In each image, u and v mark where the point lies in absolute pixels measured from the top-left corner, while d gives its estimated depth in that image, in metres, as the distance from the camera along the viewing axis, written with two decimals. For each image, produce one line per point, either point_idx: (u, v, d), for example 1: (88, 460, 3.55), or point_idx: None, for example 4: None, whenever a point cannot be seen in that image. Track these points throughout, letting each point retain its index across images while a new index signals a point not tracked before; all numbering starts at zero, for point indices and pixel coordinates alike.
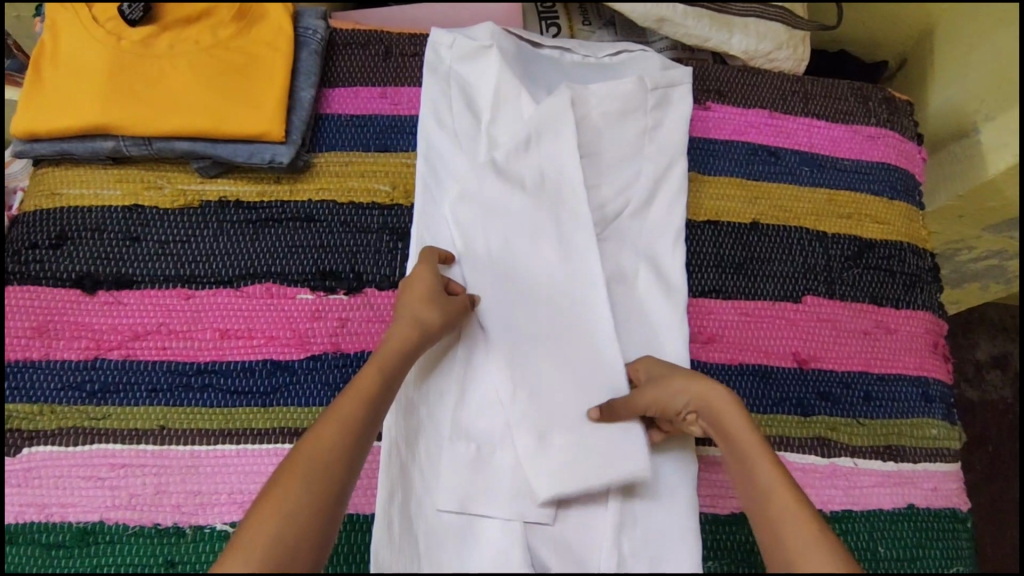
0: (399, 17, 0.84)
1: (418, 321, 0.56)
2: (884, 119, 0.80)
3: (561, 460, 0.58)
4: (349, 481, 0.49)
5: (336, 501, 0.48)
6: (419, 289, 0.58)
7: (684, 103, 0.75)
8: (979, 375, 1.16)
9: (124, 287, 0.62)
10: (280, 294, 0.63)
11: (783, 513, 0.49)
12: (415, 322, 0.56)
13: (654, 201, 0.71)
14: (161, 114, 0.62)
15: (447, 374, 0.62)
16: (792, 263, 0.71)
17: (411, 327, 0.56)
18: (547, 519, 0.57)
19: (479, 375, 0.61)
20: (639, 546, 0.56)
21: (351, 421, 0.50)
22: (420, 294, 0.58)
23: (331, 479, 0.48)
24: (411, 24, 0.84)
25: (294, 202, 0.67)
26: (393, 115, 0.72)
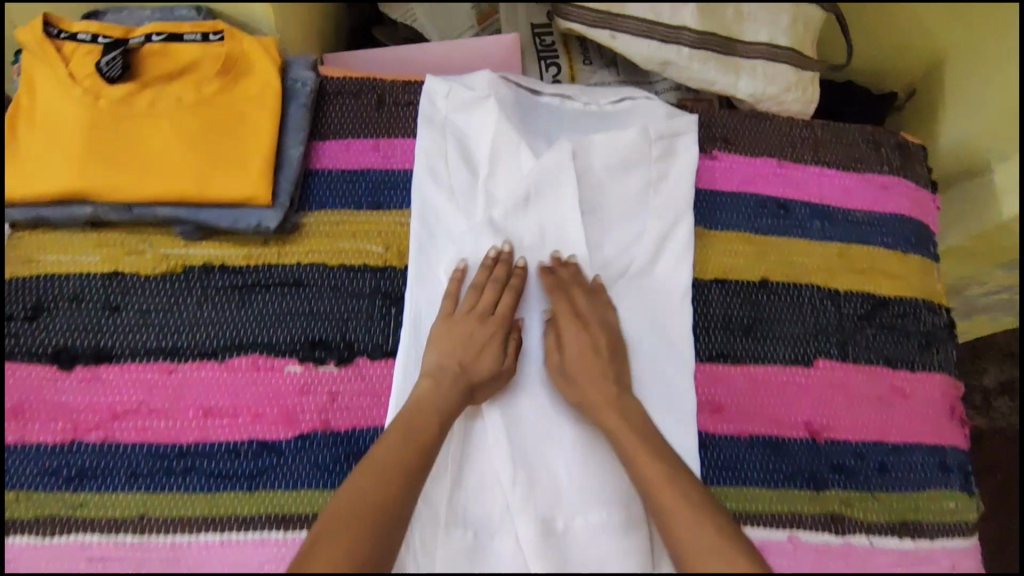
0: (391, 57, 0.79)
1: (468, 379, 0.58)
2: (896, 166, 0.76)
3: (562, 549, 0.54)
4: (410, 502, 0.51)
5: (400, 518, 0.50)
6: (476, 347, 0.60)
7: (690, 153, 0.72)
8: (987, 404, 1.13)
9: (102, 362, 0.59)
10: (268, 367, 0.60)
11: (696, 522, 0.51)
12: (462, 383, 0.58)
13: (659, 258, 0.68)
14: (142, 179, 0.58)
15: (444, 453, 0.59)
16: (803, 324, 0.69)
17: (457, 388, 0.57)
18: None
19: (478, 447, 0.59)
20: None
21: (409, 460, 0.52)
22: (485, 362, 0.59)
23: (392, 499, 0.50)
24: (405, 64, 0.80)
25: (282, 266, 0.63)
26: (385, 169, 0.68)
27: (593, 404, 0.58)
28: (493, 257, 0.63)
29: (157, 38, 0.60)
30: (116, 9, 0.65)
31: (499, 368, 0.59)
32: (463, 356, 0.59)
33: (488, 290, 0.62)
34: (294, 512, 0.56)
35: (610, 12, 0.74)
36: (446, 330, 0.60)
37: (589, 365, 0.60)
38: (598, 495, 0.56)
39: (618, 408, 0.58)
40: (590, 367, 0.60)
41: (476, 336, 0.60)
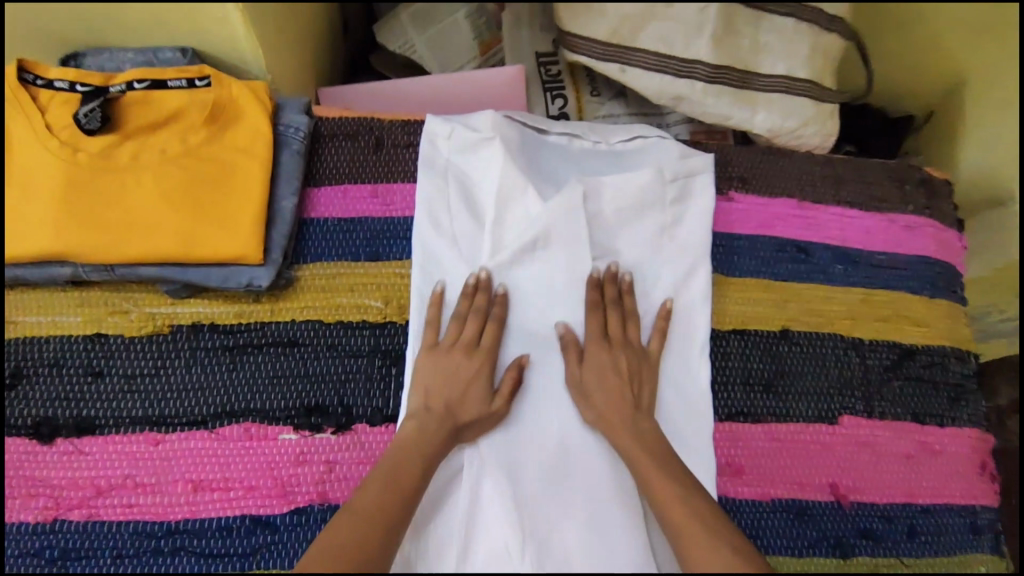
0: (379, 96, 0.75)
1: (455, 421, 0.56)
2: (922, 205, 0.73)
3: None
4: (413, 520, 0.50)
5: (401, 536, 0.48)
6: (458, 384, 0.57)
7: (706, 195, 0.68)
8: None
9: (85, 434, 0.55)
10: (260, 435, 0.57)
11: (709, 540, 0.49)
12: (448, 424, 0.56)
13: (675, 308, 0.64)
14: (124, 239, 0.54)
15: (448, 527, 0.56)
16: (826, 378, 0.65)
17: (443, 429, 0.55)
18: None
19: (482, 512, 0.55)
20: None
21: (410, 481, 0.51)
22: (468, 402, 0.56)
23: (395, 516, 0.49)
24: (395, 104, 0.76)
25: (275, 324, 0.60)
26: (385, 218, 0.65)
27: (614, 425, 0.57)
28: (471, 286, 0.61)
29: (140, 86, 0.57)
30: (97, 49, 0.60)
31: (486, 410, 0.57)
32: (445, 395, 0.57)
33: (471, 321, 0.60)
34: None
35: (620, 44, 0.70)
36: (429, 364, 0.58)
37: (608, 387, 0.58)
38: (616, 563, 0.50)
39: (635, 430, 0.56)
40: (610, 390, 0.58)
41: (458, 376, 0.58)
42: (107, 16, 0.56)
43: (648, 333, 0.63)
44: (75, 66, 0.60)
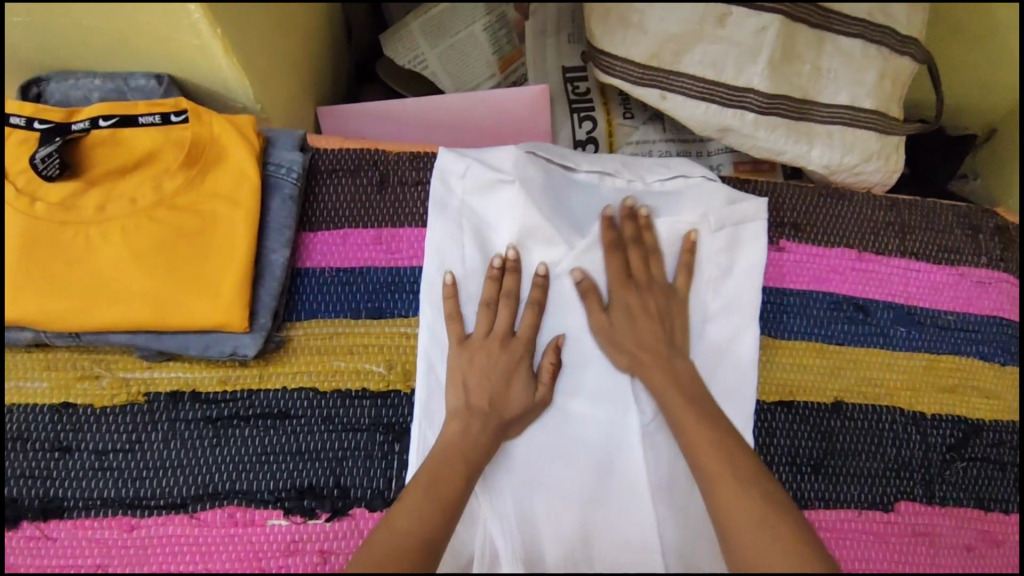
0: (377, 117, 0.67)
1: (499, 418, 0.52)
2: (996, 257, 0.64)
3: None
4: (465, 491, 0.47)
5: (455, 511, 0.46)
6: (493, 375, 0.53)
7: (759, 245, 0.59)
8: None
9: (52, 518, 0.50)
10: (247, 521, 0.50)
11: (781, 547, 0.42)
12: (494, 422, 0.51)
13: (716, 375, 0.57)
14: (92, 304, 0.48)
15: None
16: (882, 459, 0.58)
17: (489, 428, 0.51)
18: None
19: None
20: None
21: (453, 467, 0.48)
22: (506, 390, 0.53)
23: (450, 487, 0.47)
24: (394, 123, 0.67)
25: (264, 392, 0.53)
26: (389, 268, 0.57)
27: (645, 363, 0.53)
28: (497, 267, 0.55)
29: (107, 122, 0.50)
30: (62, 73, 0.52)
31: (531, 401, 0.53)
32: (476, 437, 0.50)
33: (504, 308, 0.55)
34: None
35: (661, 67, 0.61)
36: (463, 362, 0.53)
37: (637, 328, 0.54)
38: None
39: (667, 368, 0.53)
40: (640, 329, 0.54)
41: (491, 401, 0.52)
42: (70, 40, 0.48)
43: (674, 269, 0.59)
44: (36, 93, 0.53)
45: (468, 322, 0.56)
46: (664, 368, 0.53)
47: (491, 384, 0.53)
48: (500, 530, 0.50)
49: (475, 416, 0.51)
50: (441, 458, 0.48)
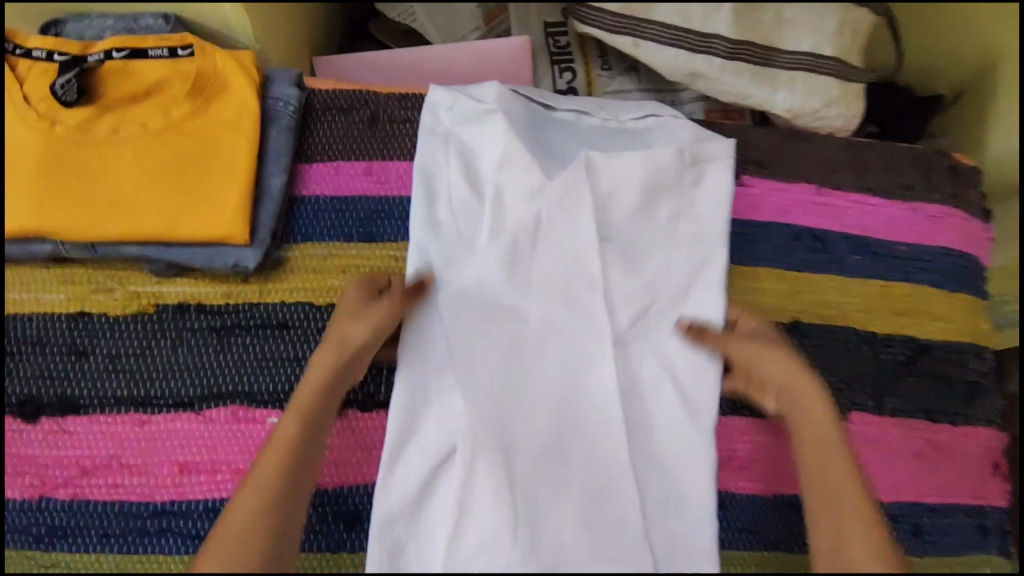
0: (374, 69, 0.72)
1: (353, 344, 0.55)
2: (947, 194, 0.69)
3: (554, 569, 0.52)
4: (320, 431, 0.52)
5: (308, 452, 0.50)
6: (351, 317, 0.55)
7: (723, 182, 0.64)
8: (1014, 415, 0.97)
9: (68, 414, 0.54)
10: (249, 418, 0.55)
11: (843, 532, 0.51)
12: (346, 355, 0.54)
13: (684, 300, 0.62)
14: (108, 217, 0.52)
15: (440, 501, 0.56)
16: (835, 373, 0.63)
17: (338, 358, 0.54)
18: None
19: (462, 487, 0.55)
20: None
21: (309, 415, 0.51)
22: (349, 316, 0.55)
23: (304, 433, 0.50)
24: (390, 76, 0.73)
25: (264, 305, 0.58)
26: (380, 197, 0.62)
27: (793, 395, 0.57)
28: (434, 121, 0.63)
29: (119, 54, 0.55)
30: (78, 16, 0.58)
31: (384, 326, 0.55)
32: (296, 500, 0.48)
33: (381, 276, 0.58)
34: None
35: (634, 16, 0.67)
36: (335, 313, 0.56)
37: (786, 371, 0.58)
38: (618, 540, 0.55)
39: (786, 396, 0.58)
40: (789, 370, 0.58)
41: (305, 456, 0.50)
42: None
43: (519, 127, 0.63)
44: (55, 32, 0.57)
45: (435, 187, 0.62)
46: (793, 387, 0.57)
47: (324, 409, 0.52)
48: (477, 424, 0.55)
49: (288, 471, 0.49)
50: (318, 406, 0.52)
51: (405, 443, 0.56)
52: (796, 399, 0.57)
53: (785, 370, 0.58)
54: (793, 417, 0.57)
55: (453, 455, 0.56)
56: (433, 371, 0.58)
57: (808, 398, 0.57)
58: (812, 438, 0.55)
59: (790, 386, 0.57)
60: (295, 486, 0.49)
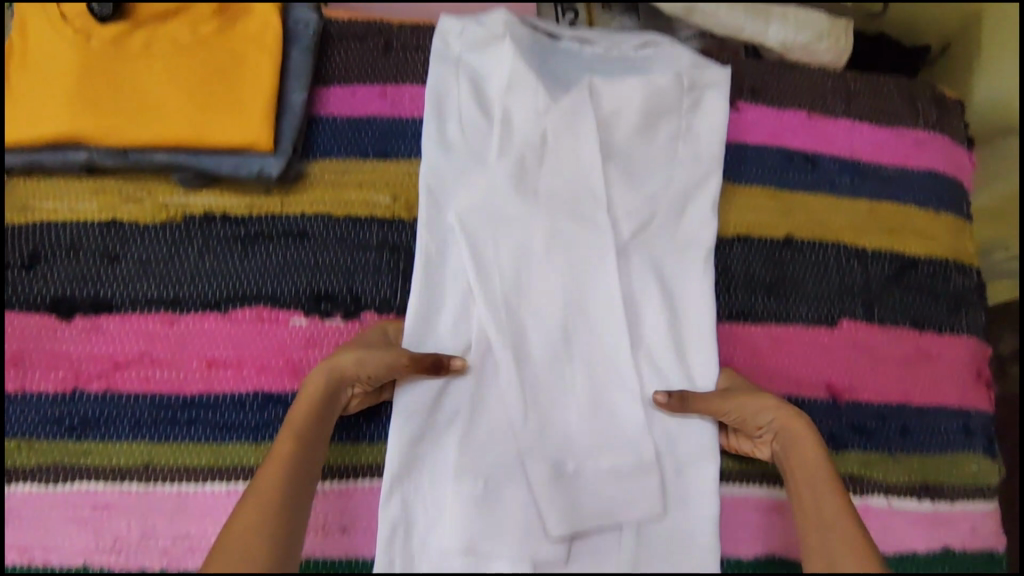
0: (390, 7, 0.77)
1: (341, 373, 0.53)
2: (933, 122, 0.72)
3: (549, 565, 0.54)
4: (320, 440, 0.51)
5: (309, 462, 0.50)
6: (349, 351, 0.54)
7: (717, 107, 0.67)
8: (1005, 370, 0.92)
9: (101, 313, 0.57)
10: (272, 318, 0.59)
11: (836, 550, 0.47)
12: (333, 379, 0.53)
13: (683, 215, 0.65)
14: (141, 123, 0.56)
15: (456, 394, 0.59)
16: (827, 283, 0.66)
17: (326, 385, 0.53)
18: (659, 512, 0.57)
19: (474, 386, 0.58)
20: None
21: (303, 429, 0.51)
22: (350, 349, 0.54)
23: (303, 442, 0.50)
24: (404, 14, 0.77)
25: (286, 216, 0.61)
26: (394, 117, 0.65)
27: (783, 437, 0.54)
28: (445, 54, 0.66)
29: None
30: None
31: (384, 365, 0.54)
32: (287, 549, 0.45)
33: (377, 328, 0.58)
34: (336, 464, 0.58)
35: None
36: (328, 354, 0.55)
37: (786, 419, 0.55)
38: (618, 431, 0.58)
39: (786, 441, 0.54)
40: (780, 411, 0.55)
41: (293, 504, 0.47)
42: None
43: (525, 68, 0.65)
44: None
45: (445, 114, 0.64)
46: (789, 430, 0.54)
47: (321, 418, 0.52)
48: (491, 325, 0.59)
49: (292, 481, 0.48)
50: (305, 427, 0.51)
51: (422, 348, 0.59)
52: (790, 446, 0.53)
53: (785, 417, 0.55)
54: (786, 460, 0.53)
55: (467, 355, 0.59)
56: (446, 277, 0.61)
57: (801, 438, 0.53)
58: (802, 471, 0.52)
59: (785, 429, 0.54)
60: (286, 531, 0.46)
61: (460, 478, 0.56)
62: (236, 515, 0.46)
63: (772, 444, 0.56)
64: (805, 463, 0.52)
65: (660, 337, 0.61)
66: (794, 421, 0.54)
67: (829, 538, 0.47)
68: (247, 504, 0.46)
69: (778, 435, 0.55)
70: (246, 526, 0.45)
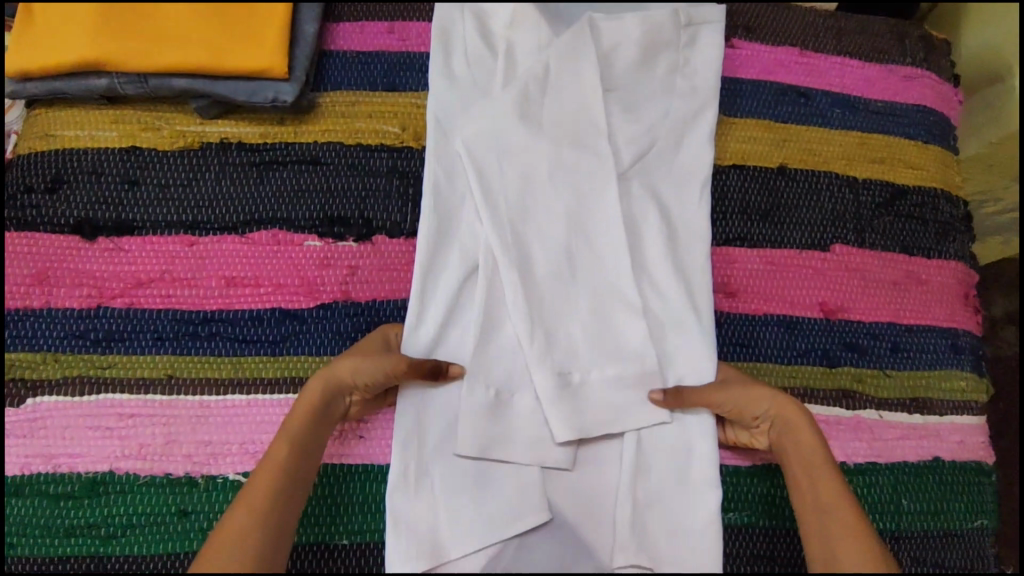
0: None
1: (336, 379, 0.55)
2: (920, 58, 0.75)
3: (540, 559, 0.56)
4: (315, 447, 0.53)
5: (303, 468, 0.52)
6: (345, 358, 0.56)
7: (714, 42, 0.69)
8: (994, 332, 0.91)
9: (124, 234, 0.60)
10: (288, 241, 0.61)
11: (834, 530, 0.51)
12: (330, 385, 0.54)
13: (682, 145, 0.67)
14: (158, 49, 0.58)
15: (467, 311, 0.61)
16: (819, 211, 0.69)
17: (322, 390, 0.54)
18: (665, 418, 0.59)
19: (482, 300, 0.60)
20: (643, 504, 0.58)
21: (300, 438, 0.52)
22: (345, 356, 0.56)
23: (299, 448, 0.52)
24: None
25: (299, 144, 0.63)
26: (401, 51, 0.67)
27: (780, 426, 0.57)
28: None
29: None
30: None
31: (378, 371, 0.55)
32: (278, 542, 0.49)
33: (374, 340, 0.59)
34: None
35: None
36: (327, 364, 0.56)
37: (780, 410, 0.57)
38: (620, 347, 0.60)
39: (784, 434, 0.57)
40: (774, 398, 0.57)
41: (286, 500, 0.50)
42: None
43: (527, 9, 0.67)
44: None
45: (451, 49, 0.66)
46: (784, 420, 0.57)
47: (318, 426, 0.53)
48: (497, 242, 0.61)
49: (285, 488, 0.50)
50: (305, 426, 0.53)
51: (431, 268, 0.61)
52: (788, 439, 0.56)
53: (779, 408, 0.57)
54: (782, 448, 0.57)
55: (476, 270, 0.61)
56: (454, 197, 0.63)
57: (792, 424, 0.56)
58: (799, 458, 0.55)
59: (777, 415, 0.57)
60: (273, 536, 0.48)
61: (472, 383, 0.58)
62: (233, 510, 0.49)
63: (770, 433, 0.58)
64: (801, 451, 0.55)
65: (660, 260, 0.63)
66: (790, 413, 0.57)
67: (827, 524, 0.52)
68: (239, 507, 0.49)
69: (776, 422, 0.57)
70: (242, 520, 0.48)
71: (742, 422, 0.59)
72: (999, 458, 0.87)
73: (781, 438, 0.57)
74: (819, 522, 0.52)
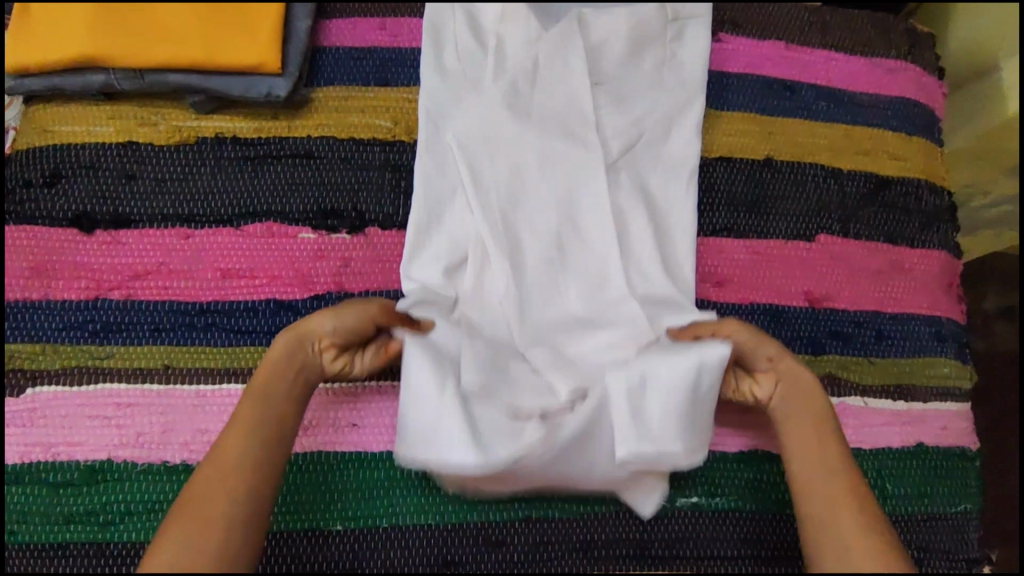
0: None
1: (305, 328, 0.56)
2: (905, 52, 0.76)
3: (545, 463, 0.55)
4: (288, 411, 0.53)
5: (278, 430, 0.52)
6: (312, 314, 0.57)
7: (702, 36, 0.71)
8: (985, 324, 0.93)
9: (122, 227, 0.61)
10: (282, 234, 0.62)
11: (822, 500, 0.51)
12: (299, 333, 0.55)
13: (669, 136, 0.68)
14: (153, 46, 0.59)
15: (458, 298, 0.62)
16: (805, 202, 0.70)
17: (296, 336, 0.55)
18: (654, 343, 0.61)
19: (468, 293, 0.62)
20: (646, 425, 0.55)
21: (272, 400, 0.52)
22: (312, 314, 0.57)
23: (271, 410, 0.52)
24: None
25: (293, 138, 0.64)
26: (393, 47, 0.68)
27: (784, 375, 0.58)
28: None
29: None
30: None
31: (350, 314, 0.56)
32: (249, 502, 0.48)
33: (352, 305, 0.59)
34: None
35: None
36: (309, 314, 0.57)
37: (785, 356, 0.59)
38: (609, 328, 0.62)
39: (788, 383, 0.58)
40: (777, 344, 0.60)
41: (262, 465, 0.49)
42: None
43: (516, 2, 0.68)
44: None
45: (441, 46, 0.67)
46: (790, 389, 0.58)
47: (289, 391, 0.54)
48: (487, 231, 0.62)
49: (256, 446, 0.50)
50: (285, 357, 0.54)
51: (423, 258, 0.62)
52: (787, 401, 0.57)
53: (790, 363, 0.59)
54: (786, 400, 0.57)
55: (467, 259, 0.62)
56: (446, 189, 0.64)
57: (798, 382, 0.57)
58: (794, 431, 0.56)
59: (786, 365, 0.58)
60: (244, 495, 0.48)
61: (465, 352, 0.58)
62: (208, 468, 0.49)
63: (778, 386, 0.58)
64: (796, 422, 0.56)
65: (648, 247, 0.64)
66: (800, 369, 0.58)
67: (816, 497, 0.52)
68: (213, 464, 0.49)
69: (784, 373, 0.58)
70: (216, 479, 0.48)
71: (748, 364, 0.60)
72: (986, 448, 0.89)
73: (785, 396, 0.58)
74: (811, 493, 0.52)
